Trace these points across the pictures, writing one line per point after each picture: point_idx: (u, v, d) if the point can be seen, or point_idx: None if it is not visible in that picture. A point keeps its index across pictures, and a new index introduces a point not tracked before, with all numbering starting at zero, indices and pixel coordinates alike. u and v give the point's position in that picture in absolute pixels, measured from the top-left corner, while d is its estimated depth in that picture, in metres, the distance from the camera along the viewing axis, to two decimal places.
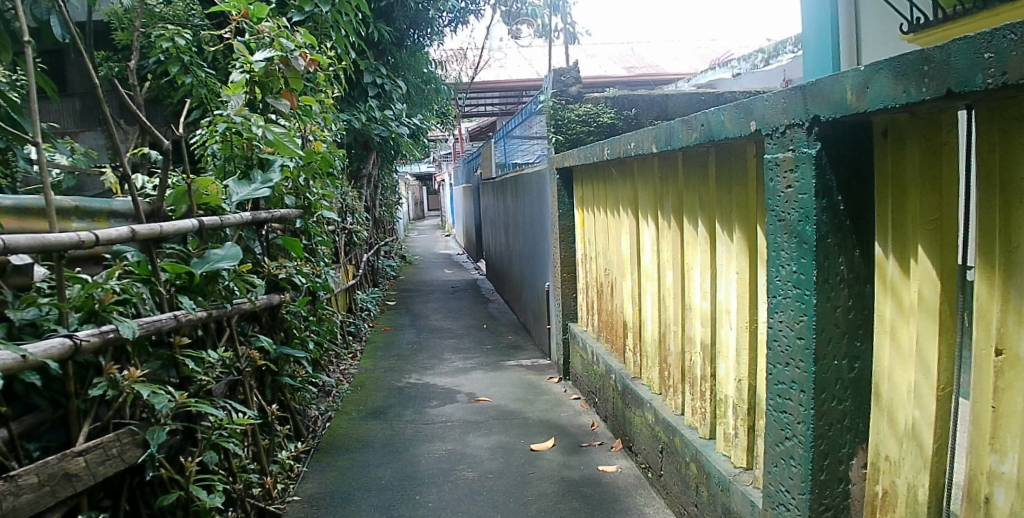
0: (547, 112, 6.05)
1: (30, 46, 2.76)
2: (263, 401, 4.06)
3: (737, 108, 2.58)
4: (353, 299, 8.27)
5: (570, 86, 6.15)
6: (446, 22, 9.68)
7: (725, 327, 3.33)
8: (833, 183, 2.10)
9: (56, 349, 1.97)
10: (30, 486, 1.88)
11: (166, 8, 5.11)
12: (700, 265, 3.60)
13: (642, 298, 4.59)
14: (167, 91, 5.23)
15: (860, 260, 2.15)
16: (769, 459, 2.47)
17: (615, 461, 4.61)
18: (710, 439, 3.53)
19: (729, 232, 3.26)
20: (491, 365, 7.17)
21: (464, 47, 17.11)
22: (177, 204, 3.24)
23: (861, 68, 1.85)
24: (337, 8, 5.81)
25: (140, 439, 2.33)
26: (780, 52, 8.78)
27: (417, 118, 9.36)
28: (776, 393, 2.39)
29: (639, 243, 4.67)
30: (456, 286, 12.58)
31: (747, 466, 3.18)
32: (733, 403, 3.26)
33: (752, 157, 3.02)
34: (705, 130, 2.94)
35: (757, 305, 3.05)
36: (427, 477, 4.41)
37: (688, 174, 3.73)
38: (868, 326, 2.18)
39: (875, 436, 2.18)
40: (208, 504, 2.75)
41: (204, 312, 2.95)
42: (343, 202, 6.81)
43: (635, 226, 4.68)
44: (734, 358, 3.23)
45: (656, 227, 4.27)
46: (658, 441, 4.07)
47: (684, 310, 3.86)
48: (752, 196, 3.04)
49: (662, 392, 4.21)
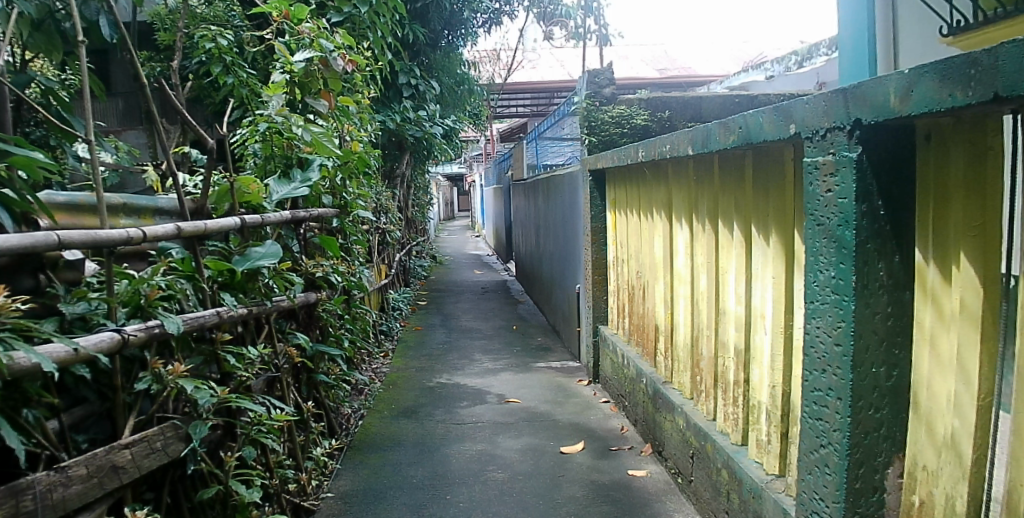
0: (581, 114, 6.01)
1: (83, 46, 2.81)
2: (300, 398, 4.11)
3: (776, 111, 2.54)
4: (385, 298, 8.32)
5: (605, 87, 6.12)
6: (481, 23, 9.70)
7: (759, 332, 3.28)
8: (873, 188, 2.05)
9: (106, 342, 2.01)
10: (80, 478, 1.90)
11: (208, 9, 5.19)
12: (735, 269, 3.56)
13: (674, 302, 4.55)
14: (208, 90, 5.32)
15: (900, 267, 2.10)
16: (802, 467, 2.42)
17: (645, 466, 4.58)
18: (742, 446, 3.48)
19: (765, 236, 3.21)
20: (521, 366, 7.17)
21: (497, 49, 17.14)
22: (220, 202, 3.29)
23: (906, 71, 1.81)
24: (374, 9, 5.85)
25: (183, 433, 2.36)
26: (814, 54, 8.64)
27: (451, 118, 9.39)
28: (811, 400, 2.34)
29: (672, 246, 4.63)
30: (486, 287, 12.61)
31: (779, 474, 3.12)
32: (766, 410, 3.21)
33: (790, 160, 2.98)
34: (743, 133, 2.89)
35: (793, 310, 3.00)
36: (458, 478, 4.42)
37: (724, 177, 3.68)
38: (907, 334, 2.13)
39: (912, 446, 2.13)
40: (247, 499, 2.77)
41: (245, 309, 3.00)
42: (378, 202, 6.86)
43: (668, 229, 4.64)
44: (769, 364, 3.18)
45: (691, 230, 4.22)
46: (689, 447, 4.03)
47: (717, 314, 3.81)
48: (790, 200, 2.99)
49: (695, 397, 4.16)
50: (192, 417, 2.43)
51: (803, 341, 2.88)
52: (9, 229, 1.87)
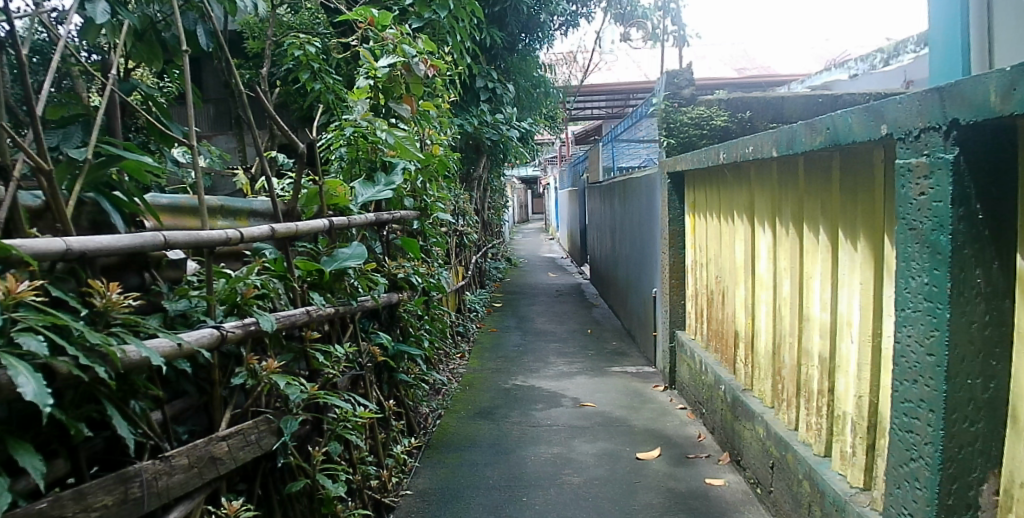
0: (660, 116, 5.93)
1: (186, 55, 2.94)
2: (382, 396, 4.19)
3: (866, 111, 2.43)
4: (462, 299, 8.41)
5: (684, 88, 6.01)
6: (557, 26, 9.70)
7: (845, 340, 3.15)
8: (971, 190, 1.94)
9: (207, 338, 2.10)
10: (181, 467, 1.96)
11: (295, 17, 5.37)
12: (820, 275, 3.43)
13: (755, 308, 4.42)
14: (295, 96, 5.50)
15: (999, 273, 1.97)
16: (890, 481, 2.31)
17: (723, 475, 4.47)
18: (825, 457, 3.35)
19: (852, 240, 3.08)
20: (596, 370, 7.12)
21: (574, 51, 17.08)
22: (309, 204, 3.40)
23: (1008, 69, 1.70)
24: (454, 13, 5.91)
25: (274, 427, 2.46)
26: (900, 51, 8.24)
27: (527, 121, 9.42)
28: (900, 412, 2.22)
29: (753, 251, 4.50)
30: (561, 290, 12.59)
31: (864, 487, 2.98)
32: (852, 420, 3.07)
33: (880, 162, 2.85)
34: (830, 134, 2.79)
35: (881, 318, 2.87)
36: (533, 480, 4.42)
37: (809, 180, 3.55)
38: (1006, 344, 2.00)
39: (1011, 462, 2.01)
40: (332, 493, 2.85)
41: (332, 308, 3.08)
42: (456, 204, 6.94)
43: (750, 233, 4.51)
44: (855, 373, 3.05)
45: (773, 235, 4.10)
46: (769, 456, 3.91)
47: (801, 321, 3.68)
48: (879, 203, 2.85)
49: (775, 405, 4.03)
50: (284, 412, 2.52)
51: (892, 351, 2.74)
52: (120, 230, 1.96)
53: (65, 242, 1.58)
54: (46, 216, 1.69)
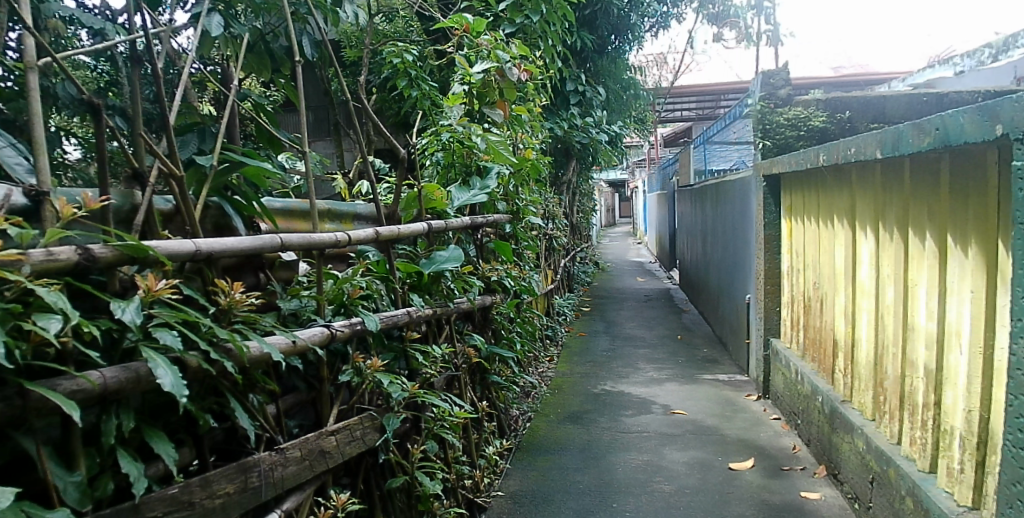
0: (755, 117, 5.76)
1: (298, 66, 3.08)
2: (476, 397, 4.25)
3: (981, 110, 2.28)
4: (551, 303, 8.42)
5: (780, 88, 5.81)
6: (647, 27, 9.57)
7: (954, 351, 2.97)
8: None
9: (318, 336, 2.18)
10: (295, 459, 2.05)
11: (391, 26, 5.52)
12: (927, 282, 3.24)
13: (856, 316, 4.23)
14: (391, 103, 5.66)
15: None
16: (1004, 502, 2.17)
17: (820, 488, 4.30)
18: (930, 473, 3.17)
19: (963, 245, 2.90)
20: (686, 377, 6.98)
21: (664, 52, 16.80)
22: (408, 208, 3.48)
23: None
24: (545, 18, 5.92)
25: (377, 423, 2.55)
26: (1011, 45, 7.69)
27: (617, 124, 9.35)
28: (1015, 428, 2.08)
29: (853, 256, 4.30)
30: (650, 295, 12.41)
31: (973, 507, 2.81)
32: (960, 436, 2.89)
33: (994, 163, 2.67)
34: (940, 134, 2.63)
35: (994, 328, 2.69)
36: (623, 486, 4.38)
37: (916, 181, 3.37)
38: None
39: None
40: (429, 491, 2.92)
41: (431, 309, 3.15)
42: (546, 208, 6.95)
43: (851, 237, 4.31)
44: (964, 386, 2.87)
45: (876, 239, 3.90)
46: (869, 471, 3.73)
47: (905, 330, 3.50)
48: (993, 206, 2.68)
49: (876, 418, 3.84)
50: (386, 409, 2.60)
51: (1006, 363, 2.57)
52: (240, 232, 2.06)
53: (194, 244, 1.67)
54: (177, 219, 1.79)
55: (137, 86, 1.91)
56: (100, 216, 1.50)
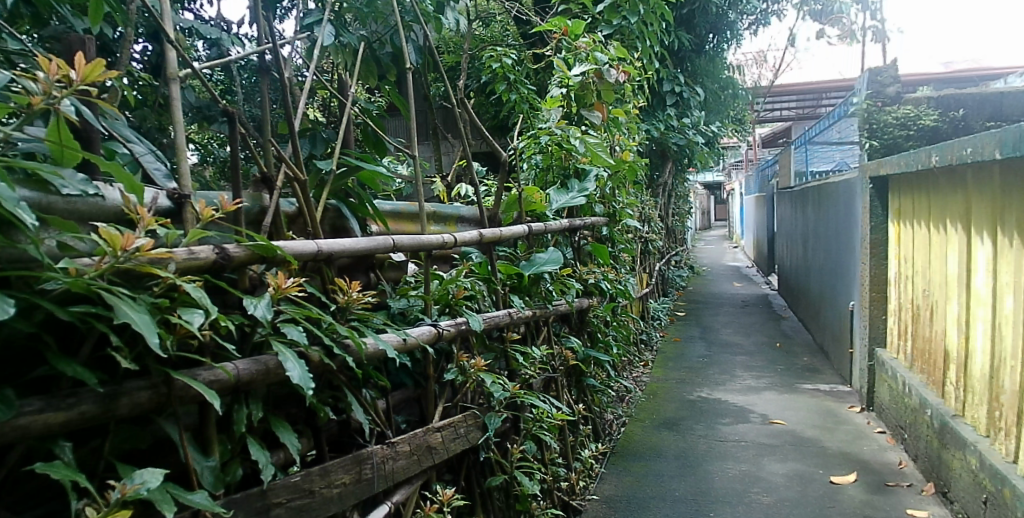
0: (861, 117, 5.47)
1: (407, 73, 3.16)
2: (572, 400, 4.25)
3: None
4: (646, 307, 8.29)
5: (889, 86, 5.52)
6: (747, 25, 9.31)
7: None
8: None
9: (426, 334, 2.25)
10: (404, 453, 2.12)
11: (488, 31, 5.59)
12: None
13: (969, 325, 3.97)
14: (489, 107, 5.74)
15: None
16: None
17: (928, 507, 4.07)
18: None
19: None
20: (785, 386, 6.74)
21: (764, 49, 16.25)
22: (509, 210, 3.52)
23: None
24: (643, 18, 5.84)
25: (479, 422, 2.60)
26: None
27: (714, 125, 9.14)
28: None
29: (968, 262, 4.03)
30: (747, 300, 12.06)
31: None
32: None
33: None
34: None
35: None
36: (720, 496, 4.28)
37: None
38: None
39: None
40: (528, 491, 2.95)
41: (531, 311, 3.18)
42: (643, 211, 6.87)
43: (965, 242, 4.05)
44: None
45: (993, 244, 3.65)
46: (982, 490, 3.50)
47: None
48: None
49: (991, 434, 3.60)
50: (487, 408, 2.66)
51: None
52: (356, 233, 2.14)
53: (316, 244, 1.76)
54: (299, 220, 1.88)
55: (263, 94, 2.00)
56: (233, 218, 1.58)
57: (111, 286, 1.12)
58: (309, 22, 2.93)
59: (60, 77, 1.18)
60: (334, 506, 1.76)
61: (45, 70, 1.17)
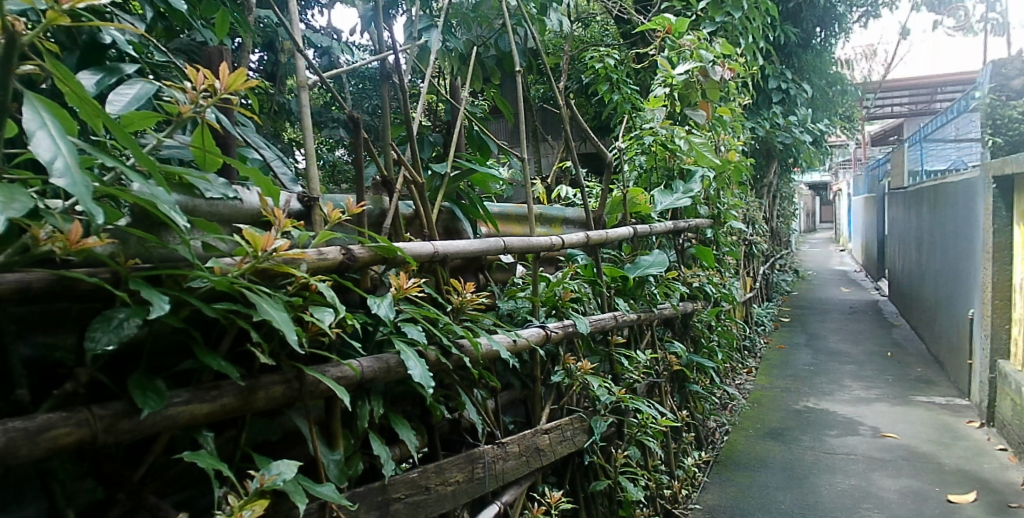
0: (984, 111, 5.10)
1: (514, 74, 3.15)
2: (676, 406, 4.16)
3: None
4: (749, 312, 8.01)
5: (1014, 79, 5.13)
6: (858, 17, 8.86)
7: None
8: None
9: (535, 336, 2.25)
10: (513, 454, 2.13)
11: (588, 31, 5.56)
12: None
13: None
14: (589, 108, 5.70)
15: None
16: None
17: None
18: None
19: None
20: (899, 398, 6.36)
21: (875, 43, 15.40)
22: (613, 212, 3.47)
23: None
24: (747, 13, 5.64)
25: (585, 425, 2.58)
26: None
27: (822, 123, 8.75)
28: None
29: None
30: (855, 306, 11.47)
31: None
32: None
33: None
34: None
35: None
36: (829, 510, 4.07)
37: None
38: None
39: None
40: (632, 497, 2.90)
41: (635, 315, 3.13)
42: (747, 213, 6.65)
43: None
44: None
45: None
46: None
47: None
48: None
49: None
50: (593, 411, 2.65)
51: None
52: (468, 235, 2.17)
53: (433, 246, 1.79)
54: (416, 222, 1.92)
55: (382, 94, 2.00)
56: (357, 220, 1.62)
57: (254, 284, 1.17)
58: (423, 27, 2.97)
59: (206, 86, 1.24)
60: (448, 503, 1.79)
61: (192, 80, 1.23)
